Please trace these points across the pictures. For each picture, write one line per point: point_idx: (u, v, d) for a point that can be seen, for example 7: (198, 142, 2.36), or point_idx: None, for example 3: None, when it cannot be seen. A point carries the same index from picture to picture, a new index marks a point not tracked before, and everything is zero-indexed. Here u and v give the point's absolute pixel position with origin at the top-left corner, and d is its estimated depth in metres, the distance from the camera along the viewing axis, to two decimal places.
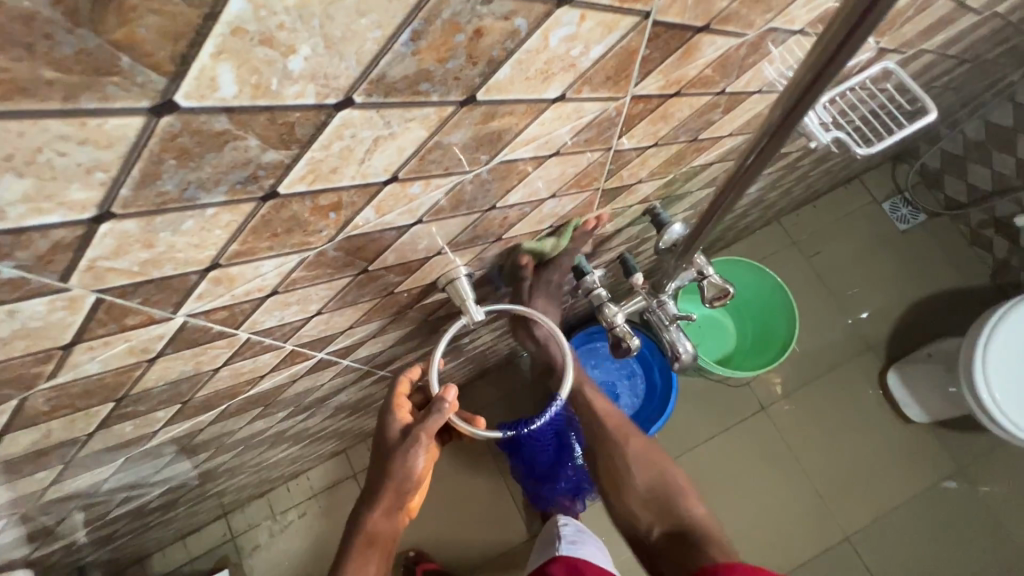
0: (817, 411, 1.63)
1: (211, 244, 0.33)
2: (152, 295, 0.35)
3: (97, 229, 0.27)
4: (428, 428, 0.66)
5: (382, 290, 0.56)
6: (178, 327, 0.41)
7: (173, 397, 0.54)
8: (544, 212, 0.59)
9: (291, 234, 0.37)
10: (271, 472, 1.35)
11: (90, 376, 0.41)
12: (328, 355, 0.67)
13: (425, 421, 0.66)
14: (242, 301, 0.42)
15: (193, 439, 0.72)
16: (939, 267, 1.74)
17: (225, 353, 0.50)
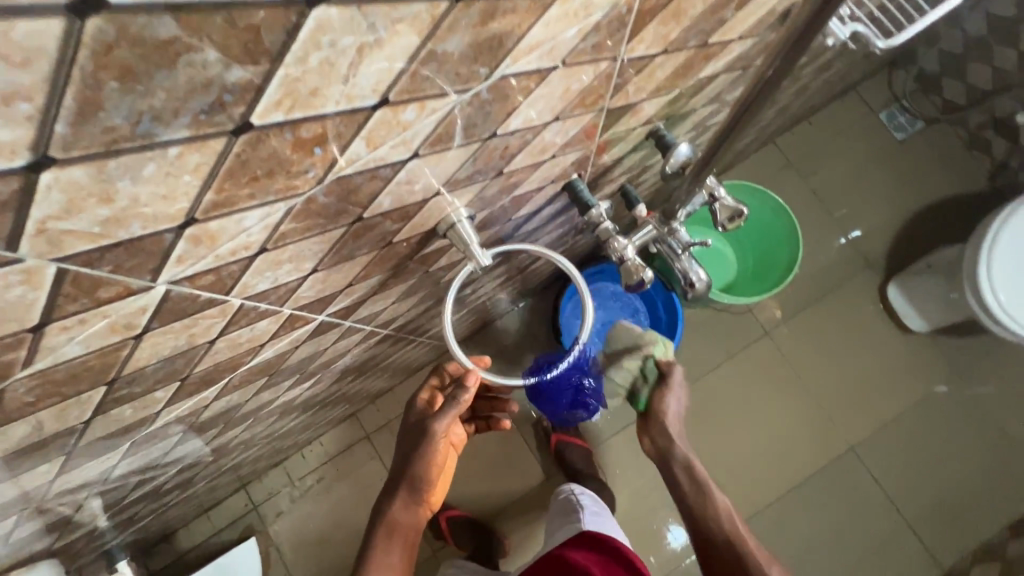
0: (819, 331, 1.64)
1: (181, 194, 0.28)
2: (124, 261, 0.31)
3: (40, 179, 0.22)
4: (440, 423, 0.87)
5: (380, 240, 0.51)
6: (161, 296, 0.37)
7: (171, 374, 0.50)
8: (547, 138, 0.53)
9: (273, 177, 0.32)
10: (284, 441, 1.34)
11: (72, 359, 0.37)
12: (328, 317, 0.63)
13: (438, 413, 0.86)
14: (229, 262, 0.38)
15: (198, 417, 0.69)
16: (938, 175, 1.70)
17: (219, 324, 0.46)
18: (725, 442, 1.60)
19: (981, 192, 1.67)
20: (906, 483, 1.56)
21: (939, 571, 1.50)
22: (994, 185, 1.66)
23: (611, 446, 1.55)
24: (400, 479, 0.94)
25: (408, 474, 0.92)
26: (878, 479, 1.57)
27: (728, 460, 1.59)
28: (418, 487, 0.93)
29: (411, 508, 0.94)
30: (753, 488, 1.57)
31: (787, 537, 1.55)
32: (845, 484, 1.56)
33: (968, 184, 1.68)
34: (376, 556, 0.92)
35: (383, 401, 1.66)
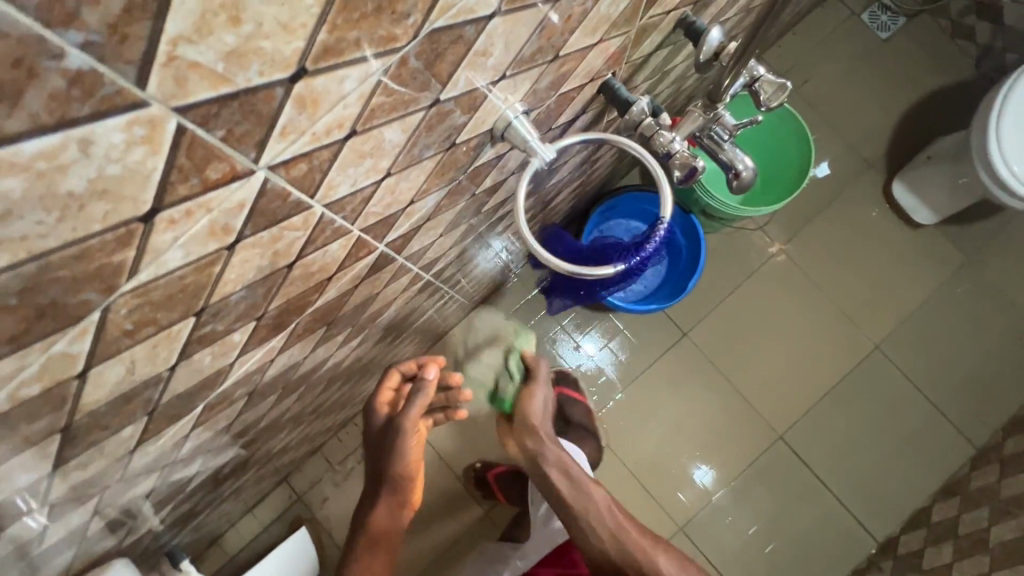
0: (831, 237, 1.66)
1: (300, 26, 0.26)
2: (236, 125, 0.28)
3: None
4: (409, 421, 0.79)
5: (446, 140, 0.49)
6: (259, 189, 0.34)
7: (250, 310, 0.47)
8: (601, 13, 0.51)
9: (380, 16, 0.29)
10: (322, 423, 1.32)
11: (172, 272, 0.34)
12: (387, 248, 0.61)
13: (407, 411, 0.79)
14: (322, 146, 0.35)
15: (262, 377, 0.67)
16: (926, 68, 1.71)
17: (300, 240, 0.44)
18: (753, 365, 1.62)
19: (969, 80, 1.68)
20: (932, 371, 1.60)
21: (972, 450, 1.56)
22: (979, 70, 1.68)
23: (631, 394, 1.62)
24: (377, 484, 0.84)
25: (385, 481, 0.83)
26: (906, 373, 1.61)
27: (755, 379, 1.62)
28: (400, 492, 0.84)
29: (395, 512, 0.86)
30: (785, 400, 1.60)
31: (823, 442, 1.59)
32: (874, 383, 1.60)
33: (955, 74, 1.69)
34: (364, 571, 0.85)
35: None
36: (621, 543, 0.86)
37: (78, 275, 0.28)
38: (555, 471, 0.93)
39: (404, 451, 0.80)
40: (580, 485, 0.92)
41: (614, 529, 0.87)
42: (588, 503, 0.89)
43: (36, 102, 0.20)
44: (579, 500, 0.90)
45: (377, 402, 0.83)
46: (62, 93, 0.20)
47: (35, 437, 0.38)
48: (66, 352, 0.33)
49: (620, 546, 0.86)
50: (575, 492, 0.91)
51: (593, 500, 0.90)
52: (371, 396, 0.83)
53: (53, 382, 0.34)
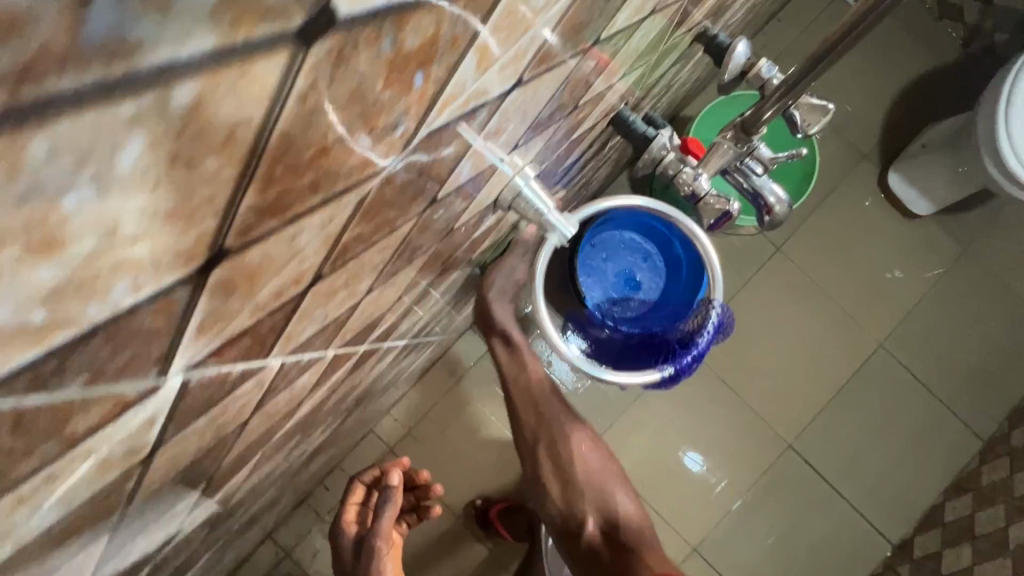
0: (830, 233, 1.59)
1: (199, 206, 0.13)
2: (109, 360, 0.16)
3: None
4: (381, 532, 0.81)
5: (442, 231, 0.37)
6: (177, 394, 0.22)
7: (195, 478, 0.35)
8: (631, 45, 0.41)
9: (352, 143, 0.17)
10: (302, 482, 1.17)
11: (53, 528, 0.22)
12: (370, 344, 0.49)
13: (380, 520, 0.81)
14: (274, 310, 0.23)
15: (225, 502, 0.54)
16: (916, 50, 1.63)
17: (253, 398, 0.32)
18: (753, 367, 1.55)
19: (957, 63, 1.62)
20: (936, 366, 1.56)
21: (979, 443, 1.53)
22: (968, 51, 1.62)
23: (634, 411, 1.53)
24: None
25: None
26: (910, 369, 1.56)
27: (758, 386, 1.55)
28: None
29: None
30: (790, 403, 1.54)
31: (831, 447, 1.54)
32: (878, 381, 1.56)
33: (944, 56, 1.63)
34: None
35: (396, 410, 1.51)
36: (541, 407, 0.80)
37: None
38: (498, 343, 0.85)
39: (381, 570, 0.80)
40: (520, 359, 0.84)
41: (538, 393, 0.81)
42: (523, 372, 0.83)
43: None
44: (517, 361, 0.84)
45: (345, 521, 0.88)
46: None
47: None
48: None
49: (540, 432, 0.78)
50: (515, 366, 0.83)
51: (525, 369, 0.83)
52: (338, 517, 0.89)
53: None
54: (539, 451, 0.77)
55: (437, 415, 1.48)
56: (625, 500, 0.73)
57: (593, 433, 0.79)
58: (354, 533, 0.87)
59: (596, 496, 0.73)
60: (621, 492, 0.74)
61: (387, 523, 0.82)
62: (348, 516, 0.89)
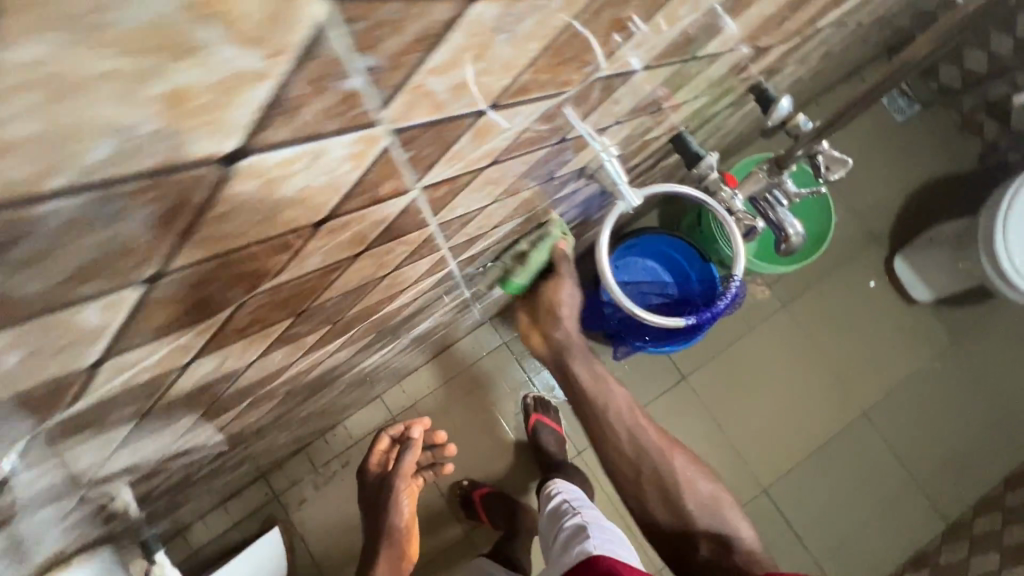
0: (833, 302, 1.71)
1: (514, 66, 0.26)
2: (422, 149, 0.28)
3: (454, 10, 0.20)
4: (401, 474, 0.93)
5: (547, 173, 0.50)
6: (405, 206, 0.34)
7: (335, 314, 0.47)
8: (707, 73, 0.55)
9: (570, 63, 0.30)
10: (317, 422, 1.27)
11: (304, 275, 0.34)
12: (455, 265, 0.61)
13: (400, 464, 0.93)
14: (469, 171, 0.36)
15: (304, 377, 0.65)
16: (935, 155, 1.79)
17: (404, 253, 0.44)
18: (744, 414, 1.65)
19: (971, 173, 1.78)
20: (914, 444, 1.65)
21: (944, 525, 1.60)
22: (982, 164, 1.78)
23: None
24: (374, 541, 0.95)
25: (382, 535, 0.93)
26: (888, 442, 1.65)
27: (744, 426, 1.64)
28: (397, 546, 0.94)
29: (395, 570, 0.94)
30: (773, 449, 1.63)
31: (805, 501, 1.62)
32: (857, 447, 1.65)
33: (960, 164, 1.78)
34: None
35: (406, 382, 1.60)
36: (636, 439, 0.82)
37: (230, 276, 0.28)
38: (581, 366, 0.87)
39: (399, 504, 0.93)
40: (603, 382, 0.86)
41: (629, 423, 0.83)
42: (608, 397, 0.84)
43: (310, 117, 0.20)
44: (592, 391, 0.85)
45: (368, 462, 0.99)
46: (328, 113, 0.21)
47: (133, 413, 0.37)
48: (175, 346, 0.32)
49: (642, 458, 0.81)
50: (598, 387, 0.85)
51: (614, 397, 0.85)
52: (364, 459, 0.98)
53: (164, 370, 0.34)
54: (641, 478, 0.80)
55: (443, 395, 1.58)
56: (741, 526, 0.76)
57: (693, 453, 0.82)
58: (377, 472, 0.98)
59: (711, 524, 0.76)
60: (736, 519, 0.77)
61: (408, 464, 0.95)
62: (373, 461, 0.99)
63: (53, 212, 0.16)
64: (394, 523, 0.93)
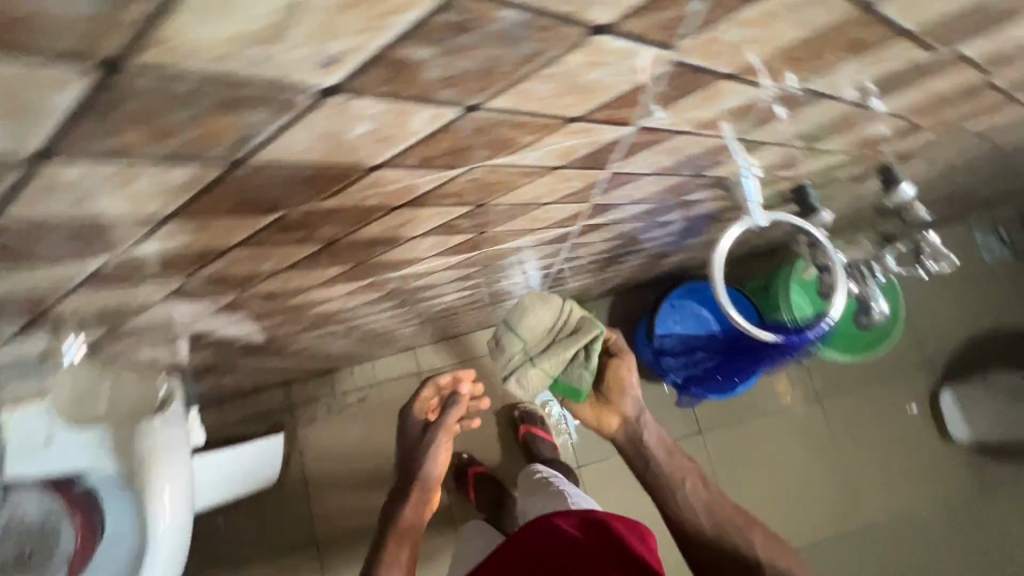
0: (870, 411, 1.69)
1: (774, 45, 0.33)
2: (670, 88, 0.35)
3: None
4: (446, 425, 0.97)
5: (700, 167, 0.57)
6: (616, 137, 0.41)
7: (489, 222, 0.54)
8: (862, 130, 0.60)
9: (802, 63, 0.37)
10: (361, 347, 1.34)
11: (517, 167, 0.41)
12: (579, 227, 0.68)
13: (445, 416, 0.98)
14: (671, 127, 0.42)
15: (411, 281, 0.72)
16: (1012, 305, 1.78)
17: (571, 188, 0.51)
18: (751, 486, 1.61)
19: None
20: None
21: None
22: None
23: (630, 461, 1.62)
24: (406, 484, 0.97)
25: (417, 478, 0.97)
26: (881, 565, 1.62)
27: (753, 494, 1.60)
28: (427, 491, 0.99)
29: (419, 514, 0.96)
30: (776, 520, 1.59)
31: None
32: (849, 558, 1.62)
33: None
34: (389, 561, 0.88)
35: (443, 345, 1.67)
36: (716, 509, 0.80)
37: (494, 137, 0.35)
38: (654, 434, 0.86)
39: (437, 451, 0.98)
40: (675, 452, 0.86)
41: (708, 498, 0.81)
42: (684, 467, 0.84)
43: (655, 21, 0.27)
44: (660, 461, 0.85)
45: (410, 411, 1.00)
46: (663, 25, 0.27)
47: (333, 234, 0.45)
48: (407, 184, 0.39)
49: (721, 531, 0.78)
50: (671, 457, 0.85)
51: (688, 470, 0.84)
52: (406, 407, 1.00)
53: (383, 204, 0.41)
54: (720, 545, 0.77)
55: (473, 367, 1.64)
56: None
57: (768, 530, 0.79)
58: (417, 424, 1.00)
59: None
60: None
61: (454, 418, 0.98)
62: (417, 409, 1.01)
63: (500, 21, 0.23)
64: (429, 471, 0.97)
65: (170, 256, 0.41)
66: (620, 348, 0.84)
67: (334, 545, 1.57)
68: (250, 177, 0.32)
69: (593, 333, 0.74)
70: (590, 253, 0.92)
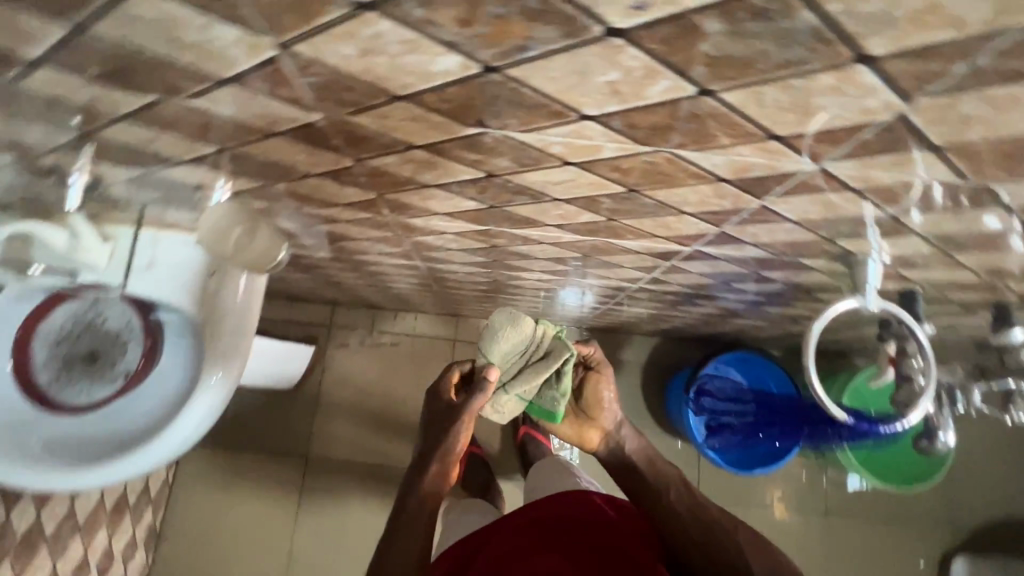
0: (882, 551, 1.58)
1: (995, 131, 0.34)
2: (876, 141, 0.37)
3: None
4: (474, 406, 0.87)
5: (838, 232, 0.58)
6: (793, 169, 0.43)
7: (627, 211, 0.57)
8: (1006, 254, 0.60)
9: (1006, 159, 0.38)
10: (420, 294, 1.39)
11: (693, 165, 0.44)
12: (692, 250, 0.71)
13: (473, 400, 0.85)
14: (845, 179, 0.44)
15: (518, 243, 0.76)
16: None
17: (719, 205, 0.53)
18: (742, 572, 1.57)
19: None
20: None
21: None
22: None
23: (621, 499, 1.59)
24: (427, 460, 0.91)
25: (439, 455, 0.90)
26: None
27: None
28: (447, 471, 0.91)
29: (439, 490, 0.89)
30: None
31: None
32: None
33: None
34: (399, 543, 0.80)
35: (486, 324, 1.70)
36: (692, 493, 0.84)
37: (701, 129, 0.38)
38: (633, 436, 0.94)
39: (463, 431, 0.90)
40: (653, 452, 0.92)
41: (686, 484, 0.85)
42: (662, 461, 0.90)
43: (914, 70, 0.29)
44: (632, 454, 0.92)
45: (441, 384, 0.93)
46: (918, 76, 0.29)
47: (502, 167, 0.49)
48: (596, 145, 0.42)
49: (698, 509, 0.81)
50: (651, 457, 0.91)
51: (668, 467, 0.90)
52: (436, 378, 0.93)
53: (564, 156, 0.45)
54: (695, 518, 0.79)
55: None
56: None
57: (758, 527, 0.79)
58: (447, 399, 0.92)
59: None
60: None
61: (477, 410, 0.88)
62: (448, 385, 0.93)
63: (796, 19, 0.26)
64: (452, 449, 0.91)
65: (371, 134, 0.46)
66: (599, 363, 0.90)
67: (319, 466, 1.60)
68: (490, 87, 0.36)
69: (563, 357, 0.83)
70: (677, 283, 0.94)
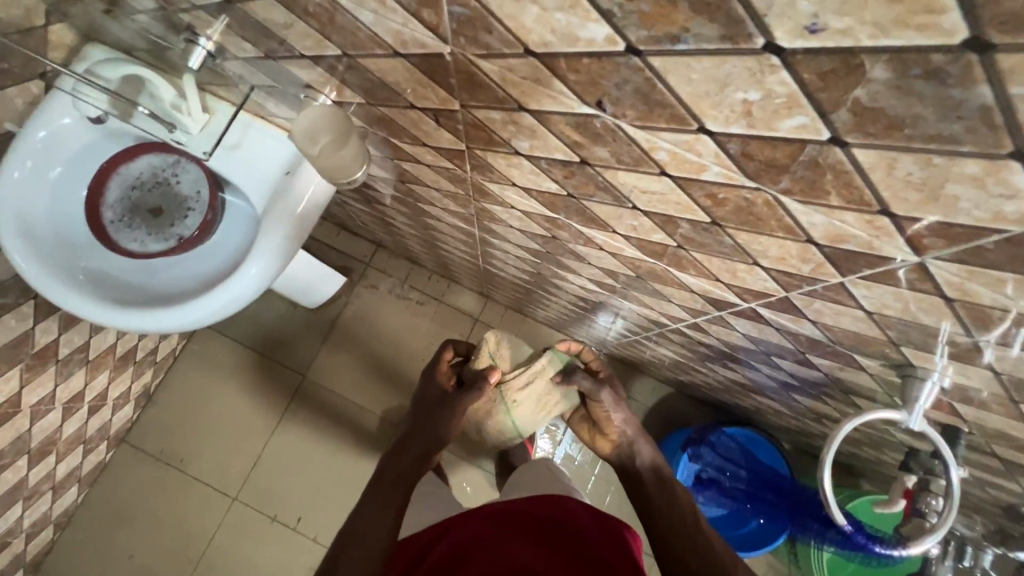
0: None
1: None
2: (993, 251, 0.35)
3: None
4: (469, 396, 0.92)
5: (907, 339, 0.55)
6: (892, 255, 0.41)
7: (701, 244, 0.56)
8: None
9: None
10: (461, 263, 1.40)
11: (792, 217, 0.42)
12: (748, 308, 0.68)
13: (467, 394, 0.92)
14: (941, 285, 0.42)
15: (579, 242, 0.75)
16: None
17: (798, 268, 0.51)
18: None
19: None
20: None
21: None
22: None
23: None
24: (413, 438, 0.92)
25: (427, 435, 0.92)
26: None
27: None
28: (431, 454, 0.92)
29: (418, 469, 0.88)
30: None
31: None
32: None
33: None
34: (372, 505, 0.79)
35: (512, 314, 1.70)
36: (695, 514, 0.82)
37: (820, 180, 0.36)
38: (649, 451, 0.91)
39: (454, 418, 0.93)
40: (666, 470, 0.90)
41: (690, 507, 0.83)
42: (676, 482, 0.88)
43: None
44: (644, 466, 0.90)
45: (438, 372, 0.99)
46: None
47: (600, 157, 0.48)
48: (702, 164, 0.41)
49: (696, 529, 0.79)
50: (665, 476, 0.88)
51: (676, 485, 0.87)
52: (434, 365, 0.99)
53: (666, 165, 0.44)
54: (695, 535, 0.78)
55: None
56: None
57: None
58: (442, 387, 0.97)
59: None
60: None
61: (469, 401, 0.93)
62: (444, 373, 0.99)
63: (970, 91, 0.25)
64: (442, 433, 0.93)
65: (492, 84, 0.46)
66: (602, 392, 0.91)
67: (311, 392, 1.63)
68: (626, 70, 0.36)
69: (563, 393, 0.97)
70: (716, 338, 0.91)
